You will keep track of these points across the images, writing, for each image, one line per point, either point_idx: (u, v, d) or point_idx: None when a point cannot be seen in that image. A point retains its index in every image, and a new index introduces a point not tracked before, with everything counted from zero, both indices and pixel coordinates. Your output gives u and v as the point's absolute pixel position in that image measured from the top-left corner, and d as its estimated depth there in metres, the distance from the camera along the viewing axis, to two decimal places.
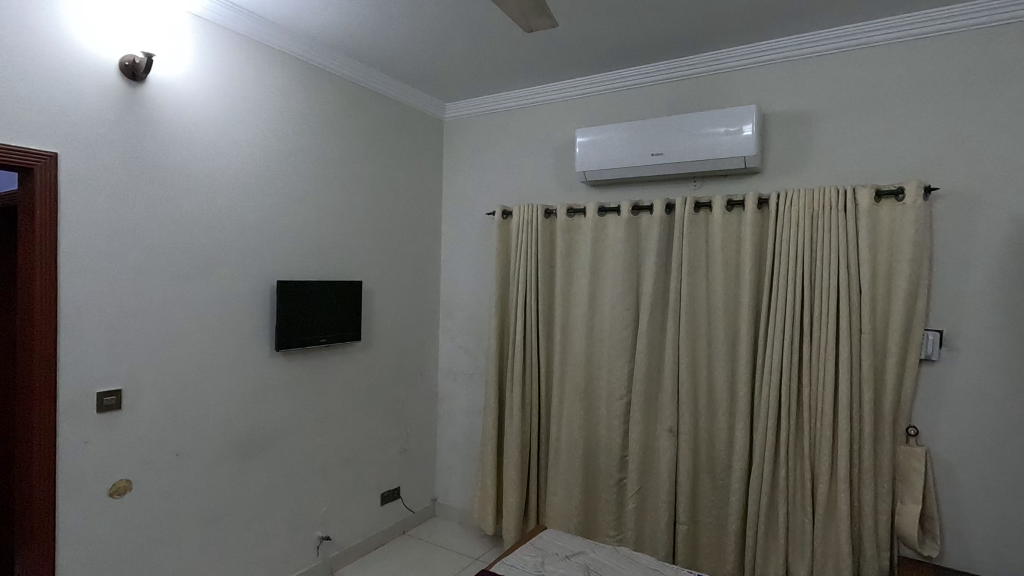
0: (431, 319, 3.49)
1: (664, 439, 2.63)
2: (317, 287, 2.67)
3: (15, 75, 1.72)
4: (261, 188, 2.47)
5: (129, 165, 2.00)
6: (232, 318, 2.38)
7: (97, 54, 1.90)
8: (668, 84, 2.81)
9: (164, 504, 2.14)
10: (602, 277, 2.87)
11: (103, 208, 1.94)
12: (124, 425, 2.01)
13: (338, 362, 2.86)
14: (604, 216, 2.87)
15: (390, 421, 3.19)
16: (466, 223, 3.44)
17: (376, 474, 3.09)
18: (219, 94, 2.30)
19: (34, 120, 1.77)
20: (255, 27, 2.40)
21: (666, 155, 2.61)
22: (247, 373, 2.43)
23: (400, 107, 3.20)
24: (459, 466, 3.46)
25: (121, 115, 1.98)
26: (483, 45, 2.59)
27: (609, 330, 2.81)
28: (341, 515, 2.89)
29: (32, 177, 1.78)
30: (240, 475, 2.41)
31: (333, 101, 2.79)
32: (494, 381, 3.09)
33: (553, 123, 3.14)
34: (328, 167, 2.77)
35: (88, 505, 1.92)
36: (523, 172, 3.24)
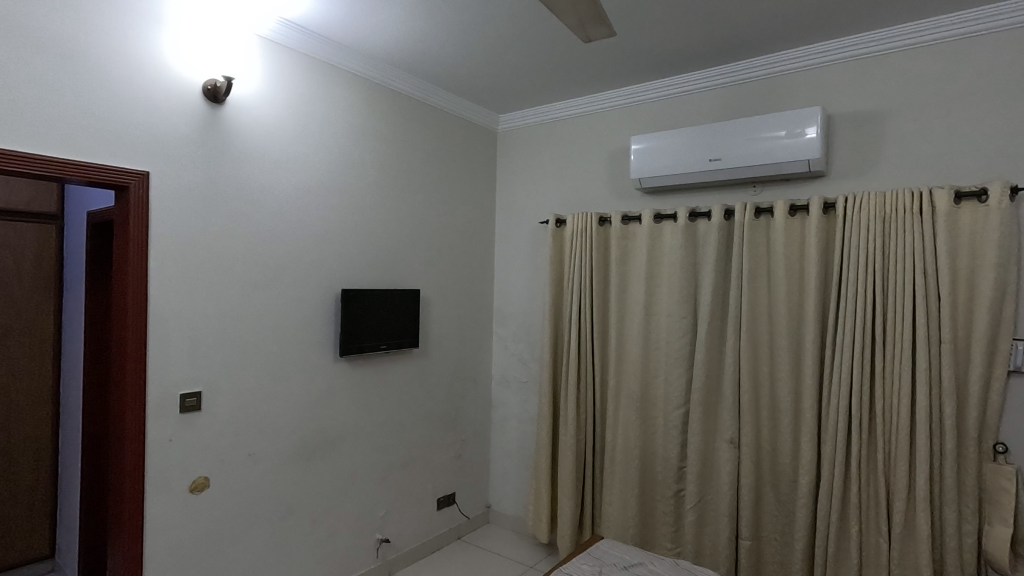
0: (485, 327, 3.54)
1: (724, 450, 2.56)
2: (377, 295, 2.77)
3: (114, 101, 1.88)
4: (327, 201, 2.59)
5: (209, 181, 2.15)
6: (300, 324, 2.49)
7: (185, 80, 2.06)
8: (725, 88, 2.77)
9: (237, 501, 2.26)
10: (658, 284, 2.83)
11: (187, 223, 2.08)
12: (203, 425, 2.14)
13: (397, 368, 2.94)
14: (660, 222, 2.83)
15: (446, 427, 3.25)
16: (519, 232, 3.48)
17: (431, 479, 3.15)
18: (289, 113, 2.43)
19: (130, 141, 1.93)
20: (322, 49, 2.54)
21: (724, 160, 2.56)
22: (313, 378, 2.54)
23: (455, 119, 3.29)
24: (513, 474, 3.47)
25: (204, 134, 2.13)
26: (538, 56, 2.63)
27: (666, 338, 2.76)
28: (399, 519, 2.96)
29: (128, 194, 1.94)
30: (306, 476, 2.52)
31: (393, 115, 2.90)
32: (548, 388, 3.09)
33: (607, 132, 3.14)
34: (387, 179, 2.87)
35: (171, 500, 2.05)
36: (576, 180, 3.25)
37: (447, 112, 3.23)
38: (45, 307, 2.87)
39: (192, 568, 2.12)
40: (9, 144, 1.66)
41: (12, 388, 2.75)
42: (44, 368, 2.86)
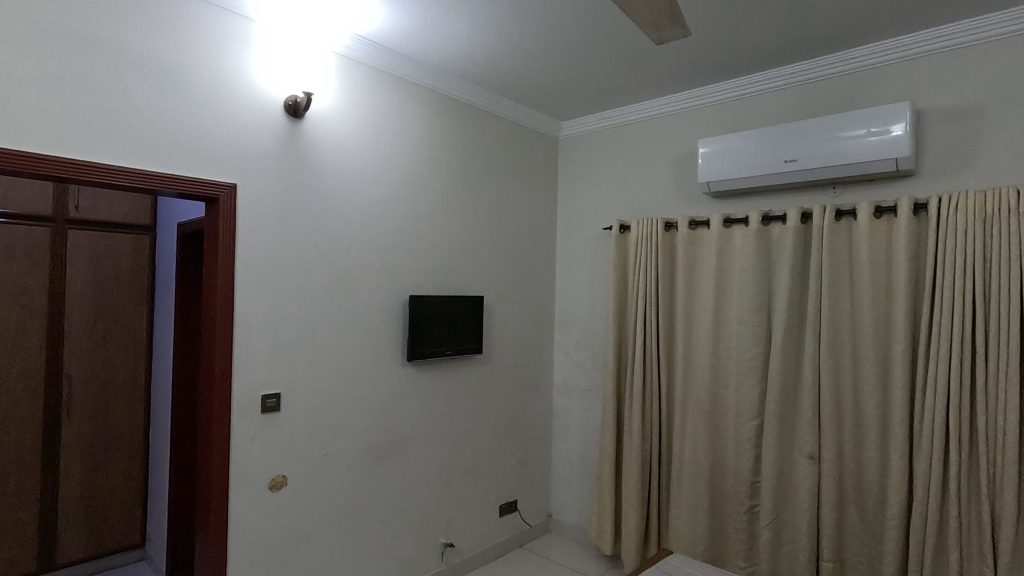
0: (546, 334, 3.53)
1: (803, 466, 2.43)
2: (443, 302, 2.81)
3: (205, 118, 2.01)
4: (396, 210, 2.66)
5: (288, 191, 2.25)
6: (371, 329, 2.56)
7: (269, 97, 2.18)
8: (800, 87, 2.66)
9: (313, 500, 2.34)
10: (728, 290, 2.74)
11: (269, 232, 2.19)
12: (282, 425, 2.23)
13: (461, 373, 2.98)
14: (729, 227, 2.74)
15: (508, 434, 3.25)
16: (581, 239, 3.46)
17: (494, 486, 3.16)
18: (362, 125, 2.52)
19: (219, 155, 2.05)
20: (393, 63, 2.63)
21: (800, 161, 2.46)
22: (383, 382, 2.61)
23: (517, 127, 3.31)
24: (575, 483, 3.43)
25: (285, 148, 2.24)
26: (602, 61, 2.62)
27: (736, 346, 2.66)
28: (463, 524, 2.98)
29: (217, 206, 2.05)
30: (375, 478, 2.57)
31: (458, 125, 2.96)
32: (612, 397, 3.04)
33: (672, 136, 3.09)
34: (452, 188, 2.92)
35: (253, 496, 2.15)
36: (640, 185, 3.20)
37: (510, 121, 3.26)
38: (138, 312, 3.09)
39: (272, 563, 2.20)
40: (116, 160, 1.80)
41: (110, 387, 2.98)
42: (137, 369, 3.08)
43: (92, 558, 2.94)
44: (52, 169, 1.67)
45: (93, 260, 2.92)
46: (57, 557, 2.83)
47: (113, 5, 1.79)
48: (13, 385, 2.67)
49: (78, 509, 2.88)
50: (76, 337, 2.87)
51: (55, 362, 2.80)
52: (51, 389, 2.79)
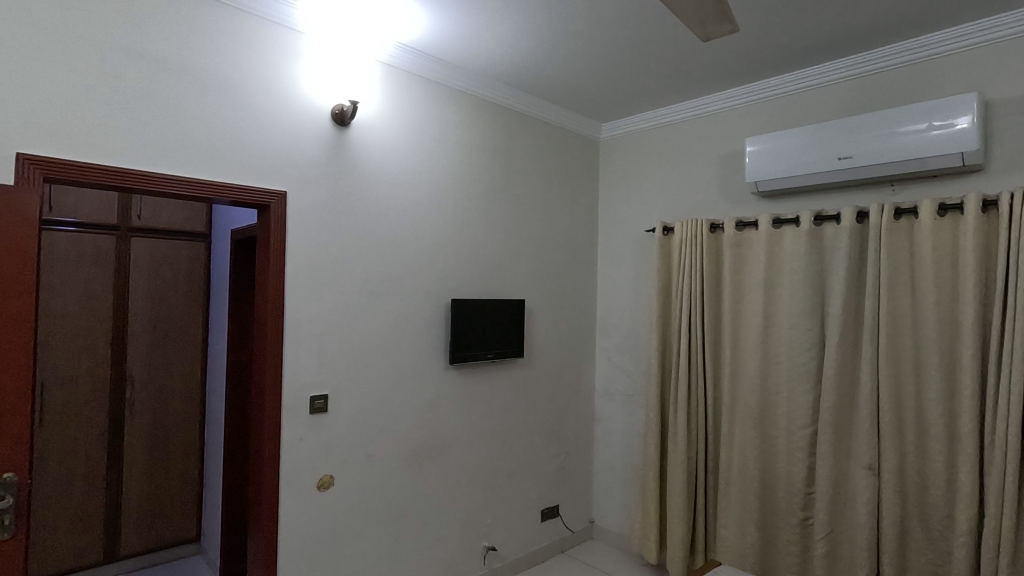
0: (588, 338, 3.50)
1: (861, 477, 2.32)
2: (484, 305, 2.82)
3: (258, 128, 2.08)
4: (438, 215, 2.69)
5: (335, 198, 2.31)
6: (415, 332, 2.60)
7: (317, 107, 2.25)
8: (853, 82, 2.56)
9: (358, 500, 2.38)
10: (778, 293, 2.64)
11: (317, 238, 2.25)
12: (329, 425, 2.29)
13: (503, 377, 2.98)
14: (779, 228, 2.65)
15: (549, 438, 3.23)
16: (623, 241, 3.42)
17: (536, 490, 3.14)
18: (405, 132, 2.56)
19: (270, 164, 2.12)
20: (435, 70, 2.66)
21: (855, 158, 2.36)
22: (426, 384, 2.64)
23: (558, 130, 3.30)
24: (617, 489, 3.38)
25: (332, 155, 2.30)
26: (644, 60, 2.58)
27: (788, 351, 2.57)
28: (504, 528, 2.97)
29: (268, 212, 2.12)
30: (418, 479, 2.60)
31: (499, 129, 2.97)
32: (655, 402, 2.98)
33: (717, 135, 3.01)
34: (493, 192, 2.94)
35: (302, 495, 2.20)
36: (685, 186, 3.13)
37: (550, 124, 3.25)
38: (195, 316, 3.23)
39: (319, 561, 2.25)
40: (176, 170, 1.89)
41: (169, 387, 3.12)
42: (193, 370, 3.21)
43: (151, 550, 3.08)
44: (118, 179, 1.76)
45: (154, 266, 3.08)
46: (120, 548, 2.97)
47: (173, 23, 1.89)
48: (82, 384, 2.84)
49: (139, 503, 3.03)
50: (138, 339, 3.02)
51: (119, 362, 2.95)
52: (116, 388, 2.94)
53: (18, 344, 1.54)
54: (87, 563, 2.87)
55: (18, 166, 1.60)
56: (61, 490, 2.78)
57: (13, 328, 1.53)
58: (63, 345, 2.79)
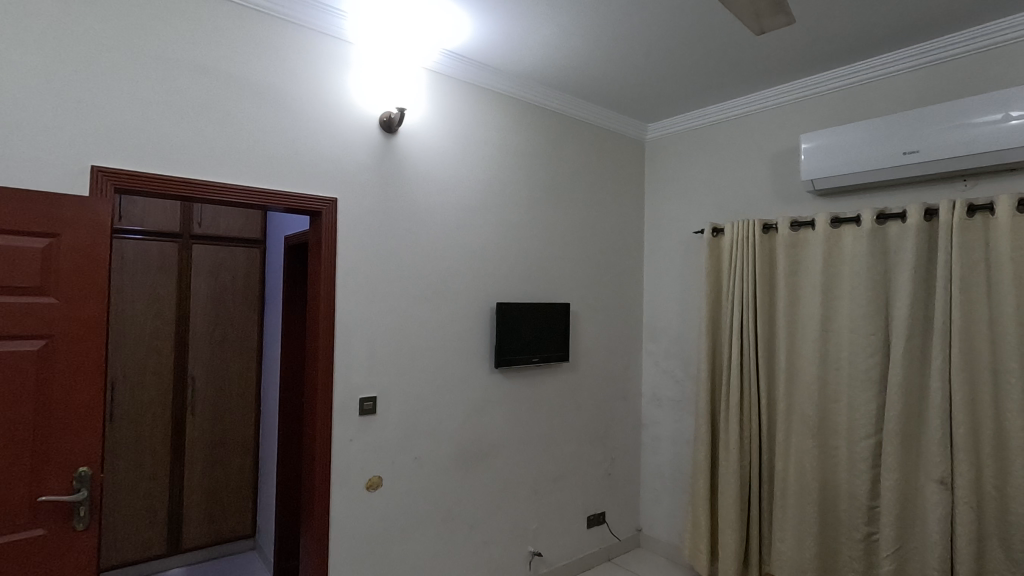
0: (634, 342, 3.43)
1: (932, 491, 2.17)
2: (530, 308, 2.81)
3: (310, 136, 2.15)
4: (484, 218, 2.70)
5: (383, 203, 2.35)
6: (461, 335, 2.61)
7: (366, 115, 2.30)
8: (919, 72, 2.42)
9: (406, 501, 2.40)
10: (838, 295, 2.52)
11: (366, 243, 2.30)
12: (378, 427, 2.32)
13: (548, 381, 2.96)
14: (838, 227, 2.53)
15: (596, 444, 3.19)
16: (670, 243, 3.34)
17: (582, 496, 3.10)
18: (451, 137, 2.59)
19: (322, 172, 2.18)
20: (480, 75, 2.68)
21: (922, 152, 2.23)
22: (472, 388, 2.65)
23: (602, 132, 3.26)
24: (666, 497, 3.30)
25: (380, 162, 2.34)
26: (693, 57, 2.52)
27: (849, 357, 2.45)
28: (551, 533, 2.95)
29: (320, 219, 2.18)
30: (465, 482, 2.61)
31: (543, 132, 2.96)
32: (706, 408, 2.89)
33: (770, 132, 2.91)
34: (538, 195, 2.93)
35: (352, 495, 2.24)
36: (735, 186, 3.04)
37: (595, 125, 3.22)
38: (250, 319, 3.35)
39: (368, 561, 2.28)
40: (235, 179, 1.97)
41: (227, 387, 3.25)
42: (249, 371, 3.34)
43: (211, 544, 3.21)
44: (181, 189, 1.85)
45: (213, 272, 3.22)
46: (183, 541, 3.11)
47: (232, 38, 1.97)
48: (148, 383, 3.00)
49: (200, 498, 3.16)
50: (199, 341, 3.16)
51: (181, 363, 3.10)
52: (178, 388, 3.09)
53: (92, 345, 1.63)
54: (153, 554, 3.02)
55: (92, 178, 1.70)
56: (129, 484, 2.94)
57: (87, 330, 1.62)
58: (131, 346, 2.95)
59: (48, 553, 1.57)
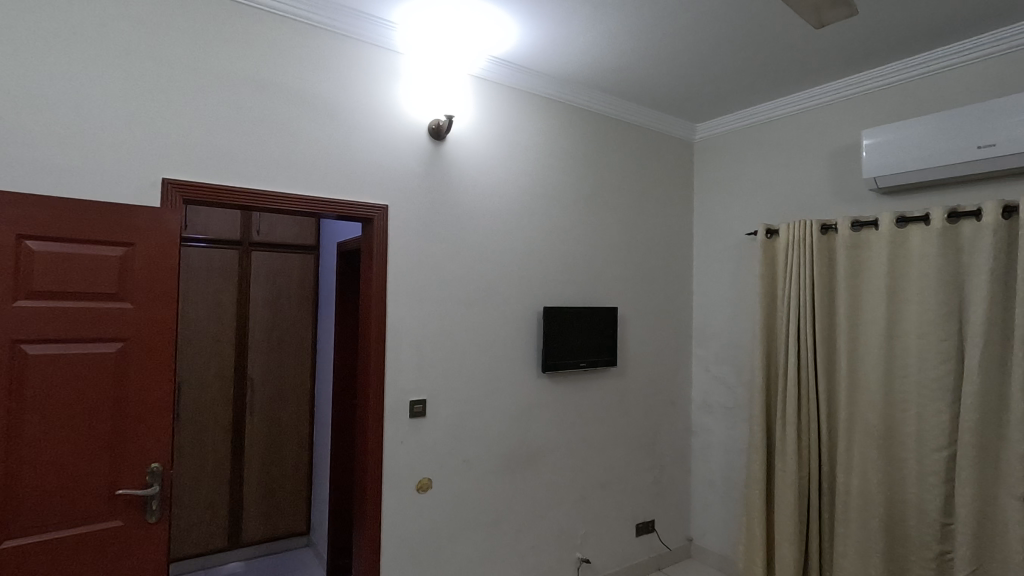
0: (684, 347, 3.36)
1: (1014, 508, 2.02)
2: (576, 312, 2.79)
3: (362, 145, 2.21)
4: (530, 223, 2.70)
5: (431, 209, 2.39)
6: (508, 339, 2.62)
7: (415, 123, 2.34)
8: (993, 61, 2.27)
9: (454, 504, 2.42)
10: (905, 299, 2.39)
11: (415, 248, 2.34)
12: (427, 429, 2.36)
13: (595, 385, 2.93)
14: (904, 227, 2.39)
15: (644, 450, 3.13)
16: (721, 246, 3.25)
17: (630, 503, 3.05)
18: (498, 143, 2.61)
19: (374, 180, 2.24)
20: (526, 80, 2.69)
21: (998, 146, 2.08)
22: (519, 392, 2.65)
23: (650, 133, 3.21)
24: (717, 506, 3.20)
25: (429, 168, 2.38)
26: (745, 54, 2.46)
27: (917, 364, 2.32)
28: (598, 540, 2.91)
29: (371, 225, 2.24)
30: (512, 486, 2.61)
31: (588, 135, 2.94)
32: (760, 415, 2.79)
33: (828, 128, 2.79)
34: (584, 199, 2.91)
35: (403, 496, 2.28)
36: (791, 185, 2.93)
37: (642, 126, 3.17)
38: (304, 322, 3.47)
39: (419, 561, 2.32)
40: (291, 188, 2.05)
41: (282, 388, 3.37)
42: (303, 373, 3.45)
43: (268, 539, 3.33)
44: (243, 198, 1.94)
45: (270, 277, 3.35)
46: (242, 536, 3.25)
47: (289, 53, 2.06)
48: (210, 384, 3.15)
49: (258, 495, 3.29)
50: (257, 344, 3.30)
51: (241, 365, 3.24)
52: (238, 388, 3.23)
53: (163, 349, 1.73)
54: (215, 547, 3.17)
55: (163, 190, 1.80)
56: (193, 479, 3.09)
57: (159, 335, 1.72)
58: (195, 348, 3.11)
59: (124, 544, 1.67)
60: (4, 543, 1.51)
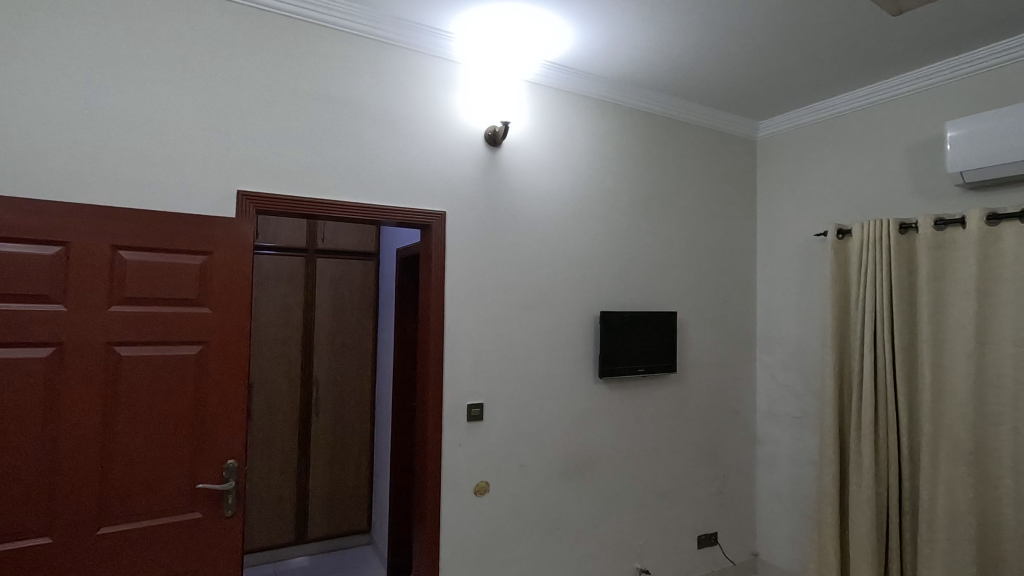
0: (747, 353, 3.23)
1: None
2: (634, 317, 2.74)
3: (421, 154, 2.26)
4: (587, 227, 2.68)
5: (488, 215, 2.42)
6: (565, 344, 2.61)
7: (472, 130, 2.38)
8: None
9: (511, 508, 2.43)
10: (998, 305, 2.22)
11: (472, 253, 2.37)
12: (485, 433, 2.38)
13: (654, 392, 2.87)
14: (995, 225, 2.21)
15: (706, 459, 3.03)
16: (788, 247, 3.11)
17: (691, 514, 2.95)
18: (554, 147, 2.61)
19: (432, 187, 2.29)
20: (582, 83, 2.67)
21: None
22: (575, 397, 2.63)
23: (710, 132, 3.12)
24: (785, 521, 3.05)
25: (485, 175, 2.41)
26: (812, 47, 2.34)
27: (1015, 375, 2.14)
28: (658, 551, 2.83)
29: (430, 232, 2.29)
30: (569, 493, 2.59)
31: (645, 137, 2.89)
32: (832, 426, 2.64)
33: (906, 121, 2.62)
34: (641, 201, 2.86)
35: (461, 499, 2.31)
36: (864, 182, 2.76)
37: (701, 125, 3.08)
38: (365, 326, 3.58)
39: (476, 564, 2.33)
40: (355, 197, 2.12)
41: (345, 389, 3.49)
42: (364, 375, 3.56)
43: (332, 536, 3.45)
44: (309, 207, 2.02)
45: (333, 282, 3.48)
46: (308, 531, 3.38)
47: (353, 68, 2.14)
48: (279, 385, 3.31)
49: (322, 492, 3.41)
50: (321, 347, 3.43)
51: (307, 367, 3.39)
52: (304, 389, 3.37)
53: (237, 351, 1.83)
54: (283, 541, 3.31)
55: (238, 202, 1.91)
56: (263, 475, 3.25)
57: (234, 338, 1.82)
58: (265, 351, 3.28)
59: (203, 535, 1.77)
60: (99, 530, 1.64)
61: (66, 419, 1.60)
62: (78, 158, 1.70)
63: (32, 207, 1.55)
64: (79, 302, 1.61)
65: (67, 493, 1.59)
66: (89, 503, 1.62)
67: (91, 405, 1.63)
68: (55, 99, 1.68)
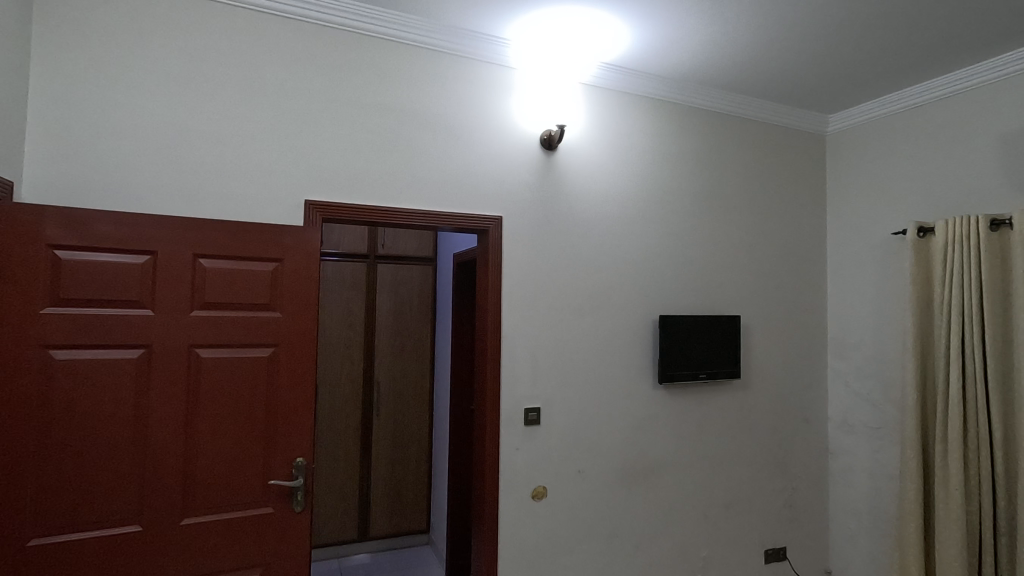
0: (818, 359, 3.07)
1: None
2: (695, 321, 2.66)
3: (478, 159, 2.29)
4: (645, 229, 2.63)
5: (544, 219, 2.41)
6: (624, 349, 2.57)
7: (529, 135, 2.39)
8: None
9: (569, 514, 2.41)
10: None
11: (529, 257, 2.37)
12: (542, 438, 2.37)
13: (717, 399, 2.77)
14: None
15: (774, 470, 2.90)
16: (862, 248, 2.93)
17: (758, 527, 2.83)
18: (610, 149, 2.57)
19: (489, 193, 2.31)
20: (638, 83, 2.63)
21: None
22: (634, 403, 2.58)
23: (774, 128, 2.99)
24: (863, 538, 2.87)
25: (542, 179, 2.42)
26: (886, 35, 2.21)
27: None
28: (722, 564, 2.73)
29: (487, 236, 2.31)
30: (629, 500, 2.54)
31: (705, 136, 2.81)
32: (915, 438, 2.46)
33: (996, 109, 2.42)
34: (701, 202, 2.78)
35: (519, 503, 2.31)
36: (949, 176, 2.57)
37: (765, 121, 2.96)
38: (424, 330, 3.66)
39: (534, 569, 2.32)
40: (415, 204, 2.17)
41: (404, 392, 3.58)
42: (423, 378, 3.64)
43: (392, 535, 3.54)
44: (372, 215, 2.09)
45: (393, 287, 3.58)
46: (369, 529, 3.47)
47: (413, 79, 2.20)
48: (342, 386, 3.43)
49: (383, 491, 3.50)
50: (382, 350, 3.53)
51: (368, 369, 3.49)
52: (366, 391, 3.48)
53: (305, 354, 1.91)
54: (346, 538, 3.42)
55: (305, 211, 2.00)
56: (328, 473, 3.37)
57: (302, 341, 1.90)
58: (330, 354, 3.41)
59: (275, 529, 1.86)
60: (182, 520, 1.75)
61: (154, 416, 1.72)
62: (165, 174, 1.84)
63: (125, 219, 1.69)
64: (165, 307, 1.73)
65: (155, 484, 1.71)
66: (174, 494, 1.73)
67: (176, 403, 1.74)
68: (144, 120, 1.82)
